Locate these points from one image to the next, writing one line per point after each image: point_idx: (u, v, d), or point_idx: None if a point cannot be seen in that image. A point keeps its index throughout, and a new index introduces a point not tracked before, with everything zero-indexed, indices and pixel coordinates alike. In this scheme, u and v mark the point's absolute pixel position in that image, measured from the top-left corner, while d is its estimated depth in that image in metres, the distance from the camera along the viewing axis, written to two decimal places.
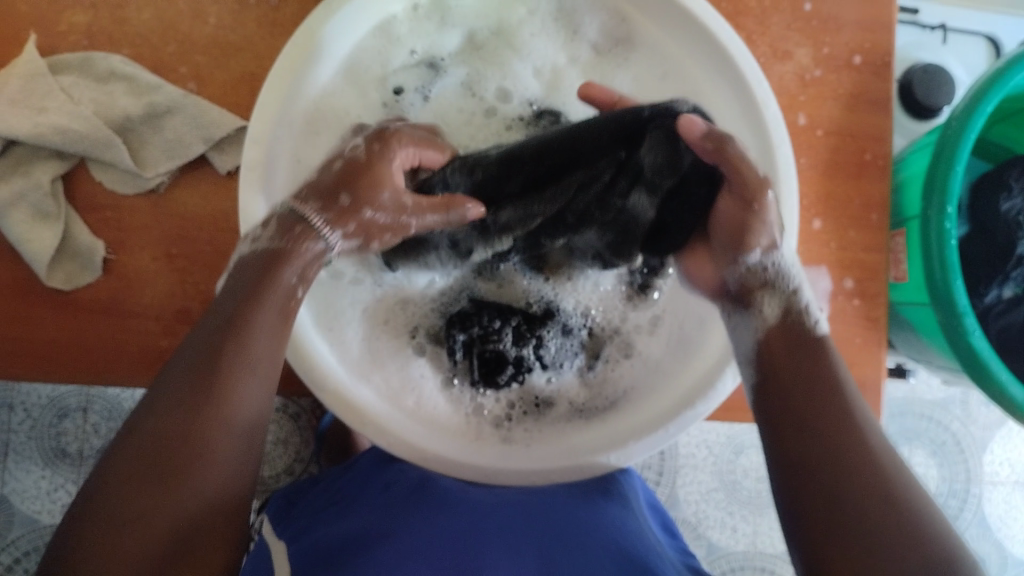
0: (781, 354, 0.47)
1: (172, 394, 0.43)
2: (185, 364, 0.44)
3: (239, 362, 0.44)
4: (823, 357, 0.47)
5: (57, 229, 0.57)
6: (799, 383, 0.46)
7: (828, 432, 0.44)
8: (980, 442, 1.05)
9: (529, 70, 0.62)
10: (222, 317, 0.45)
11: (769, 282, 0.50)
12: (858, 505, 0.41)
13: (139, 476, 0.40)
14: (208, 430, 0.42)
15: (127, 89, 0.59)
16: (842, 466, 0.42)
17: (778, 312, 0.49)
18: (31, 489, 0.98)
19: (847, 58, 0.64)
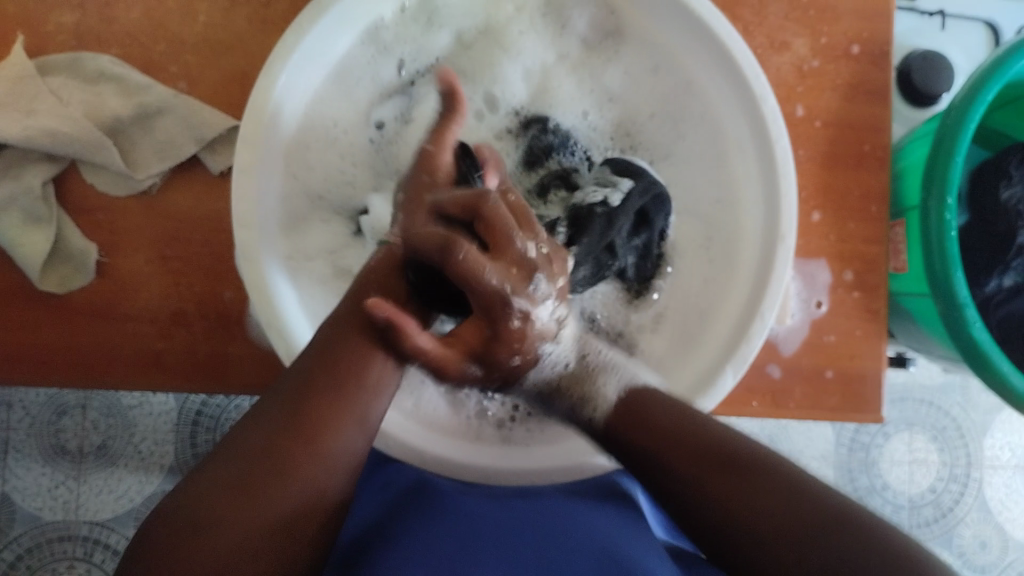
0: (622, 433, 0.46)
1: (269, 415, 0.43)
2: (284, 391, 0.44)
3: (333, 388, 0.45)
4: (646, 412, 0.47)
5: (50, 232, 0.57)
6: (651, 437, 0.45)
7: (709, 466, 0.43)
8: (981, 426, 1.05)
9: (519, 71, 0.61)
10: (318, 346, 0.46)
11: (576, 377, 0.50)
12: (776, 527, 0.41)
13: (230, 484, 0.41)
14: (296, 451, 0.42)
15: (116, 89, 0.58)
16: (740, 494, 0.42)
17: (569, 415, 0.50)
18: (31, 487, 0.97)
19: (845, 48, 0.63)
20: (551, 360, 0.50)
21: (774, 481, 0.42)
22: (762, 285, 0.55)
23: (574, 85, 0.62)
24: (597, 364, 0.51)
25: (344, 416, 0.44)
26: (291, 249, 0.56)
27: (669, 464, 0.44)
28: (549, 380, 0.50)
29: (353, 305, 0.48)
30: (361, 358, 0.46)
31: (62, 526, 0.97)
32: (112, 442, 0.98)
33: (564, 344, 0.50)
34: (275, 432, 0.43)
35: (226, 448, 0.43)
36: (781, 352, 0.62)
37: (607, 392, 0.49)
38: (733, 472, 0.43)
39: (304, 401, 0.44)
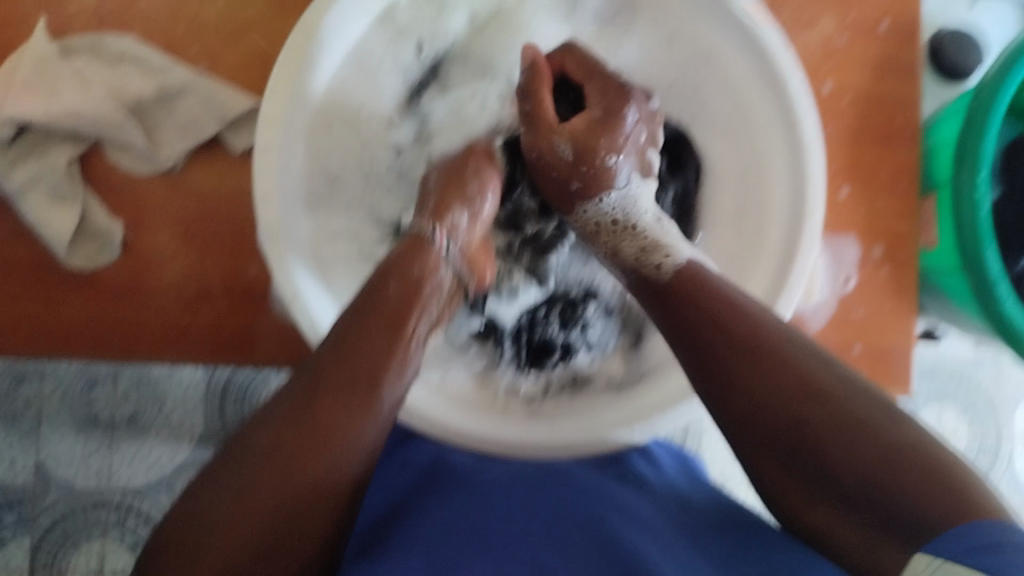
0: (680, 293, 0.49)
1: (279, 409, 0.43)
2: (295, 384, 0.44)
3: (343, 377, 0.43)
4: (712, 296, 0.48)
5: (75, 209, 0.57)
6: (714, 330, 0.47)
7: (764, 367, 0.45)
8: (1011, 400, 1.04)
9: (538, 48, 0.60)
10: (334, 331, 0.45)
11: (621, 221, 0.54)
12: (824, 427, 0.42)
13: (235, 483, 0.41)
14: (305, 448, 0.42)
15: (138, 70, 0.58)
16: (790, 395, 0.43)
17: (631, 262, 0.53)
18: (66, 455, 0.99)
19: (876, 22, 0.61)
20: (623, 198, 0.54)
21: (827, 385, 0.43)
22: (787, 266, 0.54)
23: (589, 63, 0.60)
24: (669, 226, 0.54)
25: (355, 409, 0.43)
26: (316, 226, 0.56)
27: (725, 372, 0.46)
28: (616, 217, 0.54)
29: (372, 289, 0.47)
30: (376, 345, 0.45)
31: (96, 492, 0.99)
32: (143, 413, 1.00)
33: (647, 202, 0.55)
34: (286, 429, 0.42)
35: (240, 443, 0.43)
36: (807, 326, 0.61)
37: (675, 254, 0.51)
38: (790, 374, 0.44)
39: (315, 398, 0.43)
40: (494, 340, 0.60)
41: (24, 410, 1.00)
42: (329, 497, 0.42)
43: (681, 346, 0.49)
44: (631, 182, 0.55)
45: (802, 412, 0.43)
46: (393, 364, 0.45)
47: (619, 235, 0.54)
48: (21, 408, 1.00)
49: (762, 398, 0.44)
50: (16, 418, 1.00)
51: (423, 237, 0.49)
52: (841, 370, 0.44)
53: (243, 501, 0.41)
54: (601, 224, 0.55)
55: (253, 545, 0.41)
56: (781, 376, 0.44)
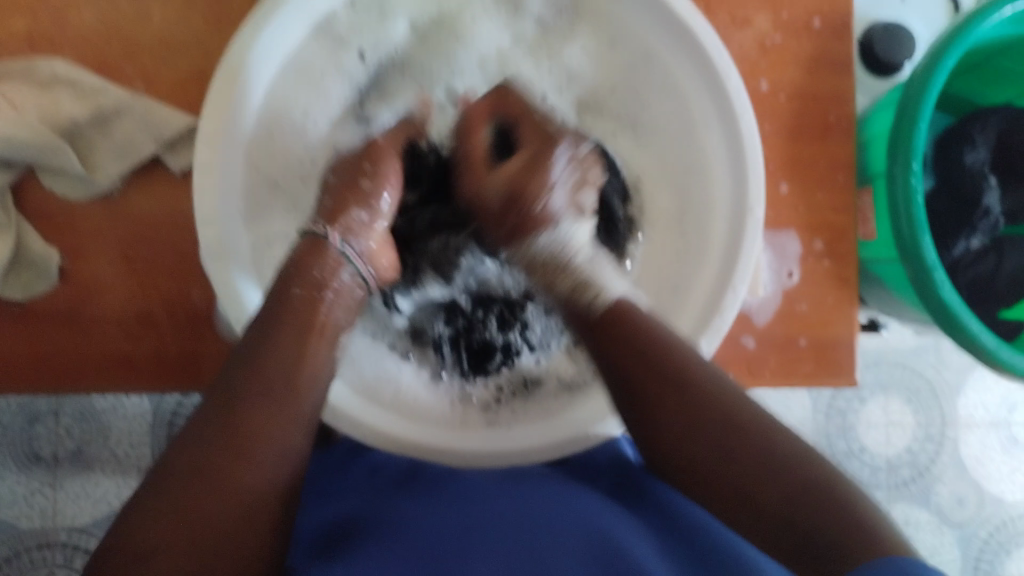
0: (613, 338, 0.47)
1: (198, 436, 0.42)
2: (209, 410, 0.43)
3: (258, 392, 0.44)
4: (631, 325, 0.47)
5: (9, 239, 0.55)
6: (635, 360, 0.46)
7: (671, 413, 0.44)
8: (953, 385, 1.06)
9: (474, 59, 0.60)
10: (241, 348, 0.45)
11: (559, 261, 0.50)
12: (728, 476, 0.42)
13: (162, 508, 0.39)
14: (227, 466, 0.41)
15: (71, 94, 0.57)
16: (698, 437, 0.43)
17: (564, 299, 0.50)
18: (8, 495, 0.96)
19: (806, 21, 0.63)
20: (557, 240, 0.50)
21: (730, 426, 0.43)
22: (730, 264, 0.55)
23: (532, 67, 0.61)
24: (602, 264, 0.50)
25: (275, 419, 0.43)
26: (257, 241, 0.55)
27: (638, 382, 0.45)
28: (550, 255, 0.50)
29: (276, 306, 0.47)
30: (276, 350, 0.45)
31: (40, 533, 0.96)
32: (87, 448, 0.97)
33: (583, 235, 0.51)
34: (208, 443, 0.42)
35: (162, 468, 0.41)
36: (755, 322, 0.62)
37: (610, 293, 0.48)
38: (694, 414, 0.44)
39: (234, 401, 0.43)
40: (432, 343, 0.60)
41: None
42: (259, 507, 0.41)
43: (619, 397, 0.47)
44: (569, 228, 0.51)
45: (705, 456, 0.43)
46: (295, 362, 0.46)
47: (552, 272, 0.50)
48: None
49: (676, 439, 0.44)
50: None
51: (317, 238, 0.50)
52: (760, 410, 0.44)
53: (177, 519, 0.39)
54: (536, 259, 0.51)
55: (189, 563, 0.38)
56: (690, 413, 0.44)
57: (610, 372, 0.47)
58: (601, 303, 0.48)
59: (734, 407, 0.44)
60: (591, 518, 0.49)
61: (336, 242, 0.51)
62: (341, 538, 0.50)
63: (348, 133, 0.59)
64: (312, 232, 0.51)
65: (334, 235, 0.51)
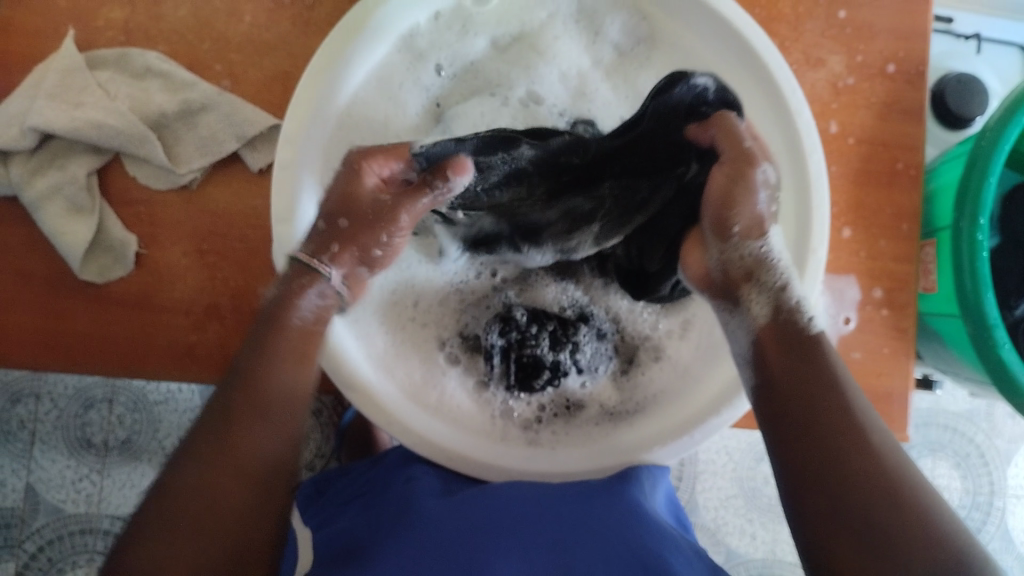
0: (815, 361, 0.46)
1: (192, 454, 0.43)
2: (204, 424, 0.45)
3: (255, 411, 0.45)
4: (814, 354, 0.46)
5: (91, 222, 0.58)
6: (790, 375, 0.46)
7: (831, 420, 0.43)
8: (1005, 455, 1.04)
9: (555, 73, 0.61)
10: (241, 365, 0.47)
11: (752, 275, 0.50)
12: (841, 484, 0.41)
13: (173, 526, 0.41)
14: (224, 483, 0.43)
15: (162, 85, 0.60)
16: (841, 457, 0.42)
17: (751, 323, 0.49)
18: (56, 478, 0.98)
19: (881, 66, 0.63)
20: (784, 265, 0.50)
21: (878, 441, 0.42)
22: None
23: (609, 91, 0.62)
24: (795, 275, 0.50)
25: (264, 434, 0.45)
26: None
27: (786, 385, 0.46)
28: (756, 255, 0.50)
29: (265, 326, 0.48)
30: (278, 358, 0.47)
31: (83, 519, 0.98)
32: (136, 438, 0.99)
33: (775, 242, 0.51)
34: (201, 464, 0.43)
35: (157, 498, 0.42)
36: None
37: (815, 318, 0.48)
38: (824, 413, 0.44)
39: (228, 420, 0.45)
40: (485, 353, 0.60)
41: (17, 431, 0.99)
42: (252, 515, 0.43)
43: (766, 404, 0.47)
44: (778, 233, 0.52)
45: (844, 486, 0.41)
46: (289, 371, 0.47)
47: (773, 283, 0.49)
48: (14, 427, 0.99)
49: (822, 454, 0.42)
50: (9, 438, 0.99)
51: (309, 267, 0.50)
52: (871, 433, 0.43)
53: (185, 547, 0.41)
54: (731, 261, 0.50)
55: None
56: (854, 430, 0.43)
57: (765, 388, 0.47)
58: (810, 329, 0.48)
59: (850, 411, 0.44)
60: (613, 529, 0.48)
61: (330, 278, 0.50)
62: (351, 554, 0.49)
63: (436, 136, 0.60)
64: (302, 258, 0.50)
65: (329, 270, 0.50)
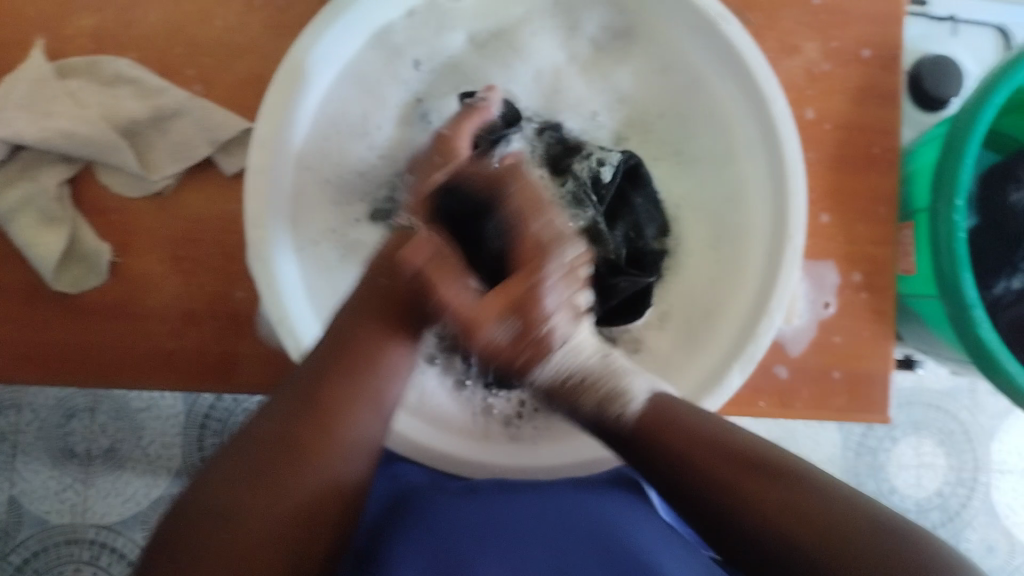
0: (654, 444, 0.43)
1: (287, 404, 0.44)
2: (305, 374, 0.45)
3: (357, 377, 0.45)
4: (657, 431, 0.43)
5: (64, 233, 0.57)
6: (661, 436, 0.43)
7: (717, 476, 0.42)
8: (988, 431, 1.05)
9: (530, 71, 0.61)
10: (343, 324, 0.46)
11: (568, 387, 0.43)
12: (765, 535, 0.40)
13: (252, 474, 0.41)
14: (317, 441, 0.43)
15: (132, 91, 0.59)
16: (746, 498, 0.41)
17: (590, 417, 0.44)
18: (39, 489, 0.97)
19: (855, 51, 0.63)
20: (570, 349, 0.43)
21: (773, 465, 0.42)
22: (767, 291, 0.55)
23: (585, 85, 0.62)
24: (617, 364, 0.45)
25: (363, 408, 0.45)
26: (301, 238, 0.57)
27: (660, 454, 0.43)
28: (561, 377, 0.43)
29: (374, 280, 0.48)
30: (375, 353, 0.46)
31: (68, 530, 0.97)
32: (120, 446, 0.98)
33: (585, 333, 0.44)
34: (293, 416, 0.43)
35: (241, 440, 0.43)
36: (789, 353, 0.62)
37: (635, 400, 0.44)
38: (711, 469, 0.42)
39: (326, 375, 0.44)
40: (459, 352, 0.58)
41: None
42: (333, 485, 0.43)
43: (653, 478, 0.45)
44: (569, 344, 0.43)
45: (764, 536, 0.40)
46: (385, 370, 0.46)
47: (579, 392, 0.44)
48: None
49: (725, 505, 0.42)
50: None
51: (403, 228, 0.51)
52: (772, 461, 0.42)
53: (257, 493, 0.41)
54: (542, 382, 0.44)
55: (266, 538, 0.40)
56: (785, 499, 0.40)
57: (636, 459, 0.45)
58: (628, 413, 0.44)
59: (741, 448, 0.43)
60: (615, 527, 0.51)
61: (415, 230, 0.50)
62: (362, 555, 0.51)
63: (415, 133, 0.60)
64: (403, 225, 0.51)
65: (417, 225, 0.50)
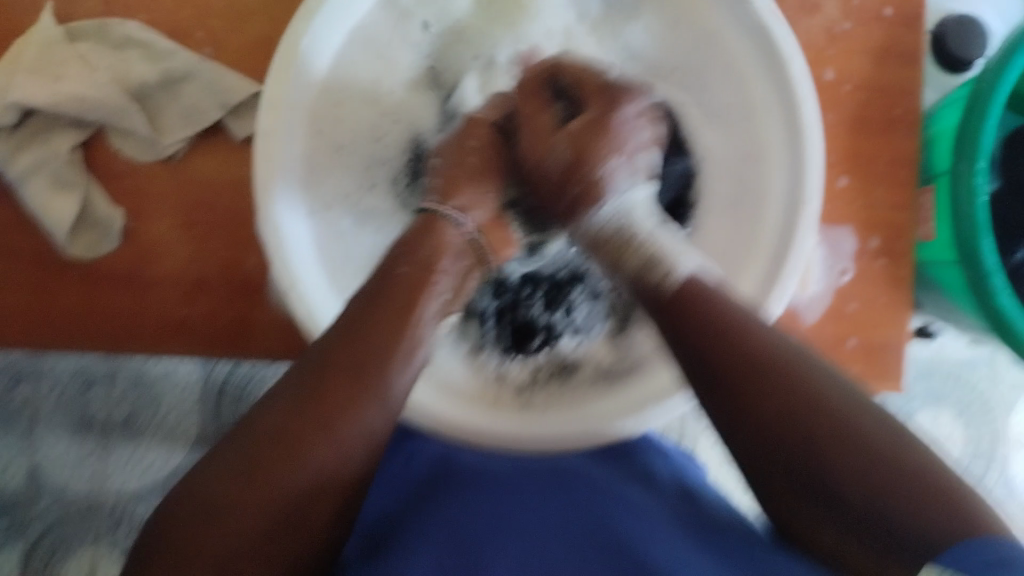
0: (681, 316, 0.44)
1: (288, 394, 0.42)
2: (312, 361, 0.43)
3: (361, 365, 0.43)
4: (695, 309, 0.44)
5: (75, 199, 0.57)
6: (719, 350, 0.43)
7: (765, 394, 0.41)
8: (1009, 402, 1.04)
9: (542, 31, 0.59)
10: (350, 313, 0.45)
11: (620, 240, 0.47)
12: (792, 449, 0.40)
13: (240, 467, 0.40)
14: (308, 437, 0.41)
15: (142, 55, 0.59)
16: (794, 406, 0.40)
17: (636, 275, 0.47)
18: (59, 458, 0.98)
19: (877, 11, 0.62)
20: (622, 205, 0.48)
21: (830, 395, 0.40)
22: (784, 251, 0.55)
23: (595, 45, 0.60)
24: (668, 234, 0.48)
25: (361, 403, 0.42)
26: (312, 201, 0.57)
27: (722, 360, 0.43)
28: (608, 230, 0.48)
29: (384, 269, 0.47)
30: (386, 343, 0.44)
31: (88, 497, 0.98)
32: (137, 416, 0.98)
33: (641, 201, 0.49)
34: (292, 406, 0.42)
35: (242, 429, 0.42)
36: (802, 321, 0.61)
37: (680, 267, 0.45)
38: (762, 365, 0.42)
39: (328, 366, 0.43)
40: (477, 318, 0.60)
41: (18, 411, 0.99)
42: (330, 480, 0.41)
43: (701, 387, 0.44)
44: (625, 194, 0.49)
45: (834, 468, 0.39)
46: (396, 358, 0.44)
47: (620, 248, 0.47)
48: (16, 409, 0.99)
49: (777, 423, 0.41)
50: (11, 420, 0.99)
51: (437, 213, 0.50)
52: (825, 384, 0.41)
53: (239, 490, 0.40)
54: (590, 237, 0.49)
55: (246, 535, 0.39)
56: (811, 415, 0.40)
57: (689, 359, 0.44)
58: (668, 282, 0.45)
59: (803, 370, 0.41)
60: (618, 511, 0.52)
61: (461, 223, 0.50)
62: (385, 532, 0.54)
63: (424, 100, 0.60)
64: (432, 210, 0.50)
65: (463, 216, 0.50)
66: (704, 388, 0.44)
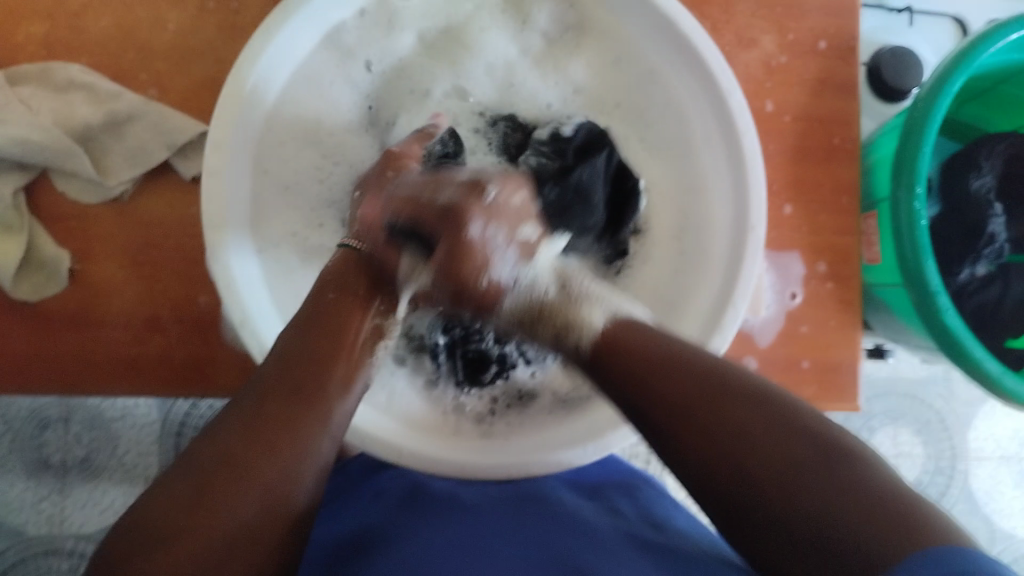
0: (611, 363, 0.43)
1: (231, 421, 0.40)
2: (251, 393, 0.42)
3: (301, 391, 0.42)
4: (635, 348, 0.42)
5: (21, 239, 0.57)
6: (653, 370, 0.41)
7: (710, 408, 0.38)
8: (964, 418, 1.06)
9: (482, 67, 0.61)
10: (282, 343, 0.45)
11: (529, 306, 0.46)
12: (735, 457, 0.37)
13: (189, 489, 0.37)
14: (258, 458, 0.39)
15: (86, 97, 0.58)
16: (730, 418, 0.38)
17: (554, 344, 0.46)
18: (16, 502, 0.96)
19: (812, 44, 0.64)
20: (526, 278, 0.46)
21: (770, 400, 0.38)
22: (731, 279, 0.55)
23: (538, 79, 0.62)
24: (577, 286, 0.46)
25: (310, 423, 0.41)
26: (261, 240, 0.57)
27: (665, 389, 0.40)
28: (516, 306, 0.46)
29: (313, 302, 0.47)
30: (322, 367, 0.44)
31: (46, 540, 0.96)
32: (95, 455, 0.97)
33: (542, 266, 0.46)
34: (240, 432, 0.39)
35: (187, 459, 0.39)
36: (756, 343, 0.62)
37: (589, 324, 0.44)
38: (700, 386, 0.39)
39: (268, 388, 0.42)
40: (430, 352, 0.60)
41: None
42: (282, 500, 0.38)
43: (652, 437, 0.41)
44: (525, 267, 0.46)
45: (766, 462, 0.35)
46: (336, 383, 0.44)
47: (528, 321, 0.46)
48: None
49: (722, 440, 0.37)
50: None
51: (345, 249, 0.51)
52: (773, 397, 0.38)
53: (197, 512, 0.36)
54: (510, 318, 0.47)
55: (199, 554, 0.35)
56: (763, 419, 0.37)
57: (626, 401, 0.42)
58: (582, 343, 0.44)
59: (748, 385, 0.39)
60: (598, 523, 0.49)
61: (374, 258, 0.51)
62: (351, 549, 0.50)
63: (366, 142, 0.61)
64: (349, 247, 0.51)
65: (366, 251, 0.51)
66: (636, 410, 0.41)
